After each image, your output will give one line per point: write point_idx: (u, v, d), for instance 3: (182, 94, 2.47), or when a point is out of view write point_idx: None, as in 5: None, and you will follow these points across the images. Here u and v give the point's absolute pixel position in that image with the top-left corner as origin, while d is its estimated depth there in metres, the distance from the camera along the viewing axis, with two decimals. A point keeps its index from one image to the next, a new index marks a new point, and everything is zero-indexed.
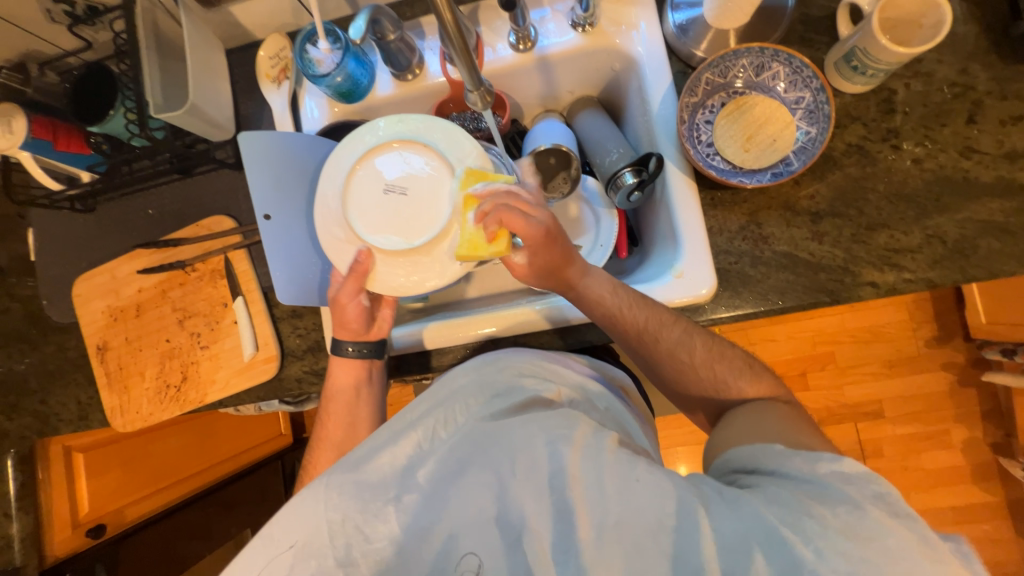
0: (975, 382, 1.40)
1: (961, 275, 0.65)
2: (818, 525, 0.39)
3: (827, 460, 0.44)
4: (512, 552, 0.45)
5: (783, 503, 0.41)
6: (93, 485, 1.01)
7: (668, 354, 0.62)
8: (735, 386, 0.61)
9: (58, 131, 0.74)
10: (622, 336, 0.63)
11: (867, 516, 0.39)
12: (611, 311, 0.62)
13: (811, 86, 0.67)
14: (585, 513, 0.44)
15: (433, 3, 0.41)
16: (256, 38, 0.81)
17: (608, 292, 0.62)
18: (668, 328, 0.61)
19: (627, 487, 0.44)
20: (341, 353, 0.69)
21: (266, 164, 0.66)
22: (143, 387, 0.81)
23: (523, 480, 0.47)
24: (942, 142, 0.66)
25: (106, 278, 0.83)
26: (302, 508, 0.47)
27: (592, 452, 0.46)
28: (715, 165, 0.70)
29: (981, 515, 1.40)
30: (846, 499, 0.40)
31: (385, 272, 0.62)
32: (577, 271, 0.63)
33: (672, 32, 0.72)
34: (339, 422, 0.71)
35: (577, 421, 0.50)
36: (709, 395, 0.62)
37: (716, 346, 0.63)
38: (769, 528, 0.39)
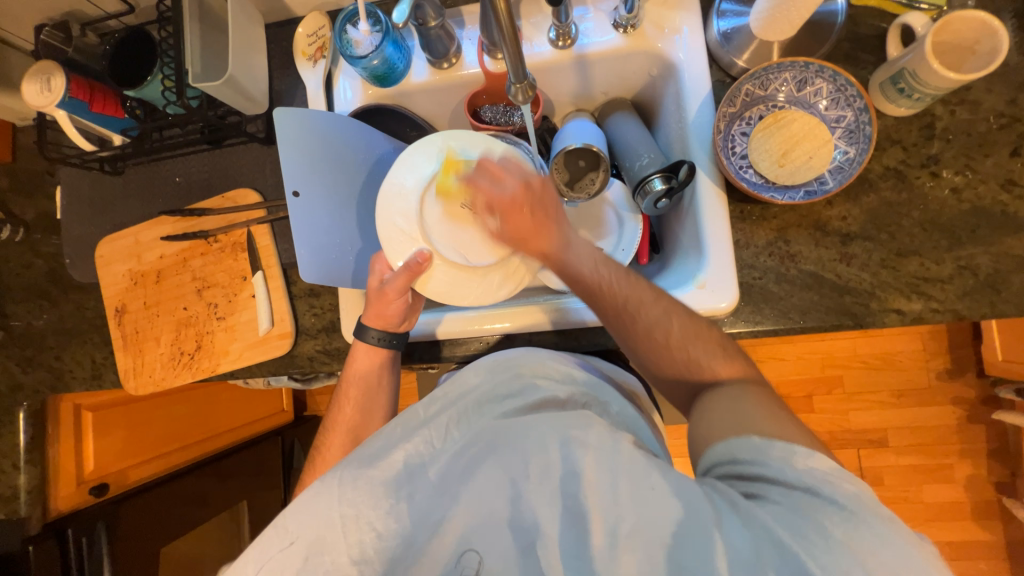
0: (984, 418, 1.38)
1: (990, 310, 0.64)
2: (822, 539, 0.38)
3: (805, 454, 0.43)
4: (524, 557, 0.45)
5: (790, 517, 0.40)
6: (99, 445, 1.03)
7: (645, 332, 0.58)
8: (709, 368, 0.57)
9: (95, 94, 0.75)
10: (601, 312, 0.60)
11: (870, 528, 0.38)
12: (592, 285, 0.60)
13: (853, 105, 0.66)
14: (598, 517, 0.44)
15: None
16: (295, 14, 0.81)
17: (588, 266, 0.60)
18: (648, 305, 0.58)
19: (640, 493, 0.43)
20: (363, 338, 0.69)
21: (298, 142, 0.67)
22: (158, 352, 0.82)
23: (536, 483, 0.47)
24: (983, 173, 0.65)
25: (130, 241, 0.84)
26: (316, 500, 0.47)
27: (606, 454, 0.46)
28: (748, 178, 0.68)
29: (978, 552, 1.38)
30: (845, 507, 0.40)
31: (438, 277, 0.67)
32: (554, 243, 0.61)
33: (715, 40, 0.71)
34: (358, 406, 0.71)
35: (590, 421, 0.50)
36: (683, 374, 0.58)
37: (698, 328, 0.58)
38: (781, 544, 0.39)
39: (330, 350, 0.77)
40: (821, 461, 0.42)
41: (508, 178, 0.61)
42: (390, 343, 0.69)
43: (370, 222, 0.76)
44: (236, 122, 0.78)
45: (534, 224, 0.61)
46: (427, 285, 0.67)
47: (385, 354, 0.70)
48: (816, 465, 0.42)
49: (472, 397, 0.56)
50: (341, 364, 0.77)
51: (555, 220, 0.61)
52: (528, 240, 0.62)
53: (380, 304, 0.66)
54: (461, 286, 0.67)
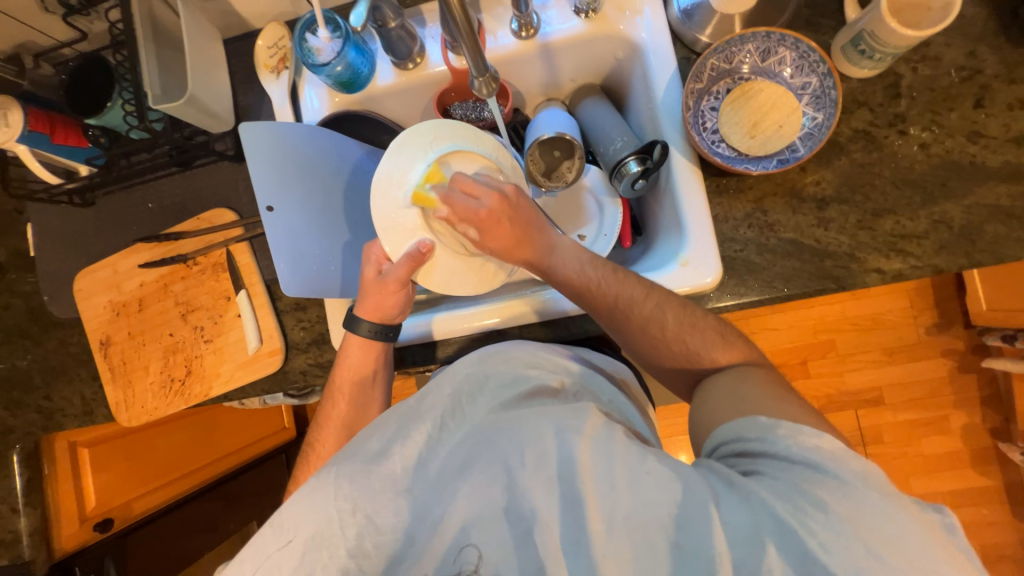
0: (974, 368, 1.41)
1: (967, 260, 0.65)
2: (823, 516, 0.39)
3: (811, 434, 0.44)
4: (523, 545, 0.44)
5: (787, 492, 0.41)
6: (99, 480, 1.01)
7: (639, 328, 0.59)
8: (709, 356, 0.57)
9: (57, 126, 0.74)
10: (595, 312, 0.61)
11: (867, 499, 0.39)
12: (580, 286, 0.61)
13: (817, 71, 0.66)
14: (594, 503, 0.44)
15: None
16: (253, 27, 0.80)
17: (575, 269, 0.62)
18: (639, 302, 0.59)
19: (637, 478, 0.44)
20: (355, 331, 0.67)
21: (267, 154, 0.65)
22: (148, 381, 0.81)
23: (532, 471, 0.47)
24: (949, 126, 0.66)
25: (108, 272, 0.82)
26: (313, 497, 0.47)
27: (601, 442, 0.47)
28: (720, 152, 0.69)
29: (979, 499, 1.41)
30: (844, 481, 0.40)
31: (439, 269, 0.68)
32: (537, 252, 0.63)
33: (677, 18, 0.71)
34: (353, 401, 0.69)
35: (586, 412, 0.51)
36: (682, 364, 0.59)
37: (693, 318, 0.59)
38: (779, 520, 0.40)
39: (322, 362, 0.77)
40: (828, 442, 0.43)
41: (483, 196, 0.63)
42: (385, 335, 0.68)
43: (349, 230, 0.75)
44: (204, 142, 0.77)
45: (514, 236, 0.63)
46: (428, 276, 0.68)
47: (378, 347, 0.69)
48: (824, 445, 0.43)
49: (465, 390, 0.56)
50: None
51: (536, 229, 0.63)
52: (512, 251, 0.64)
53: (380, 295, 0.66)
54: (458, 278, 0.69)
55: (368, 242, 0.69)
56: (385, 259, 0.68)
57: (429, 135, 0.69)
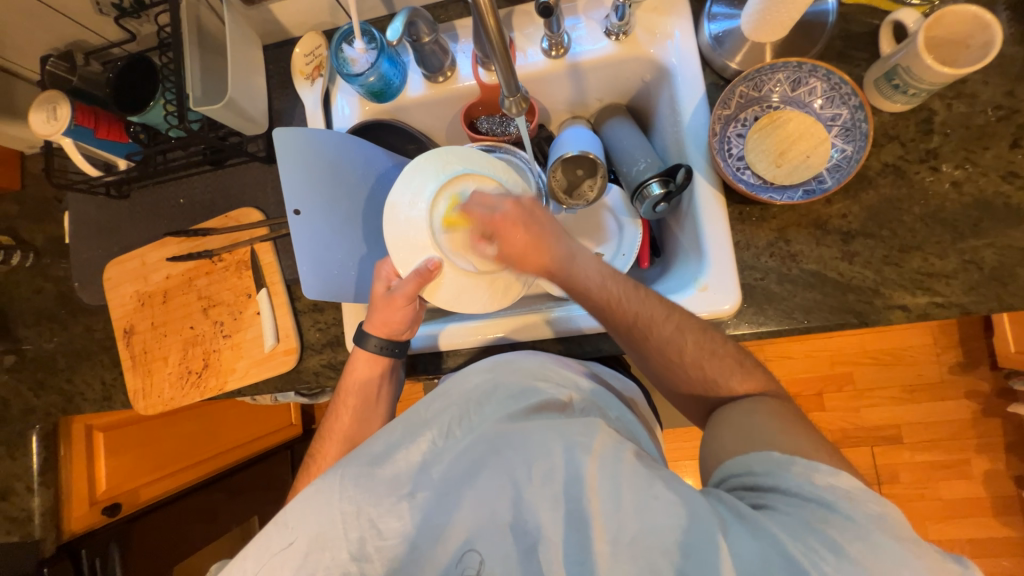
0: (999, 411, 1.36)
1: (998, 304, 0.63)
2: (835, 558, 0.38)
3: (826, 472, 0.42)
4: (525, 559, 0.44)
5: (795, 527, 0.40)
6: (110, 465, 1.04)
7: (657, 350, 0.58)
8: (725, 384, 0.57)
9: (100, 120, 0.76)
10: (614, 329, 0.60)
11: (883, 545, 0.38)
12: (601, 302, 0.59)
13: (848, 103, 0.66)
14: (600, 523, 0.44)
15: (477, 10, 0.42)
16: (292, 35, 0.83)
17: (595, 282, 0.60)
18: (660, 322, 0.58)
19: (643, 502, 0.43)
20: (364, 346, 0.68)
21: (297, 158, 0.68)
22: (166, 372, 0.83)
23: (538, 486, 0.47)
24: (983, 165, 0.64)
25: (136, 263, 0.85)
26: (318, 497, 0.47)
27: (609, 462, 0.46)
28: (745, 179, 0.69)
29: (1000, 549, 1.35)
30: (860, 523, 0.39)
31: (446, 285, 0.66)
32: (557, 257, 0.61)
33: (707, 43, 0.71)
34: (355, 415, 0.71)
35: (594, 428, 0.50)
36: (699, 393, 0.59)
37: (712, 344, 0.58)
38: (786, 553, 0.38)
39: (335, 364, 0.78)
40: (845, 480, 0.42)
41: (498, 204, 0.63)
42: (391, 351, 0.69)
43: (370, 236, 0.76)
44: (237, 143, 0.79)
45: (532, 241, 0.61)
46: (435, 293, 0.66)
47: (384, 363, 0.69)
48: (842, 484, 0.42)
49: (473, 399, 0.56)
50: None
51: (555, 235, 0.62)
52: (529, 258, 0.62)
53: (387, 311, 0.66)
54: (468, 292, 0.66)
55: (380, 259, 0.70)
56: (395, 275, 0.69)
57: (439, 160, 0.67)
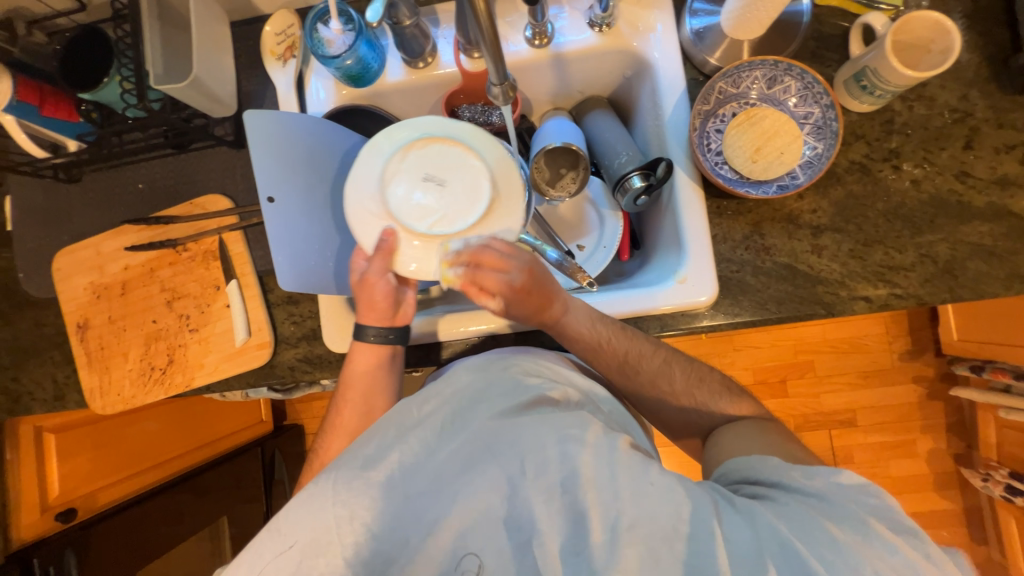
0: (941, 395, 1.47)
1: (949, 294, 0.68)
2: (829, 545, 0.41)
3: (826, 474, 0.47)
4: (520, 554, 0.45)
5: (797, 519, 0.43)
6: (65, 467, 0.99)
7: (650, 382, 0.65)
8: (714, 408, 0.65)
9: (46, 97, 0.71)
10: (605, 367, 0.64)
11: (875, 539, 0.42)
12: (594, 342, 0.63)
13: (821, 102, 0.68)
14: (596, 514, 0.44)
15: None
16: (262, 13, 0.78)
17: (587, 326, 0.63)
18: (649, 357, 0.65)
19: (639, 487, 0.44)
20: (361, 338, 0.65)
21: (270, 144, 0.64)
22: (126, 368, 0.78)
23: (533, 480, 0.46)
24: (939, 165, 0.69)
25: (90, 253, 0.79)
26: (314, 502, 0.45)
27: (603, 452, 0.46)
28: (723, 175, 0.70)
29: (940, 522, 1.47)
30: (854, 517, 0.43)
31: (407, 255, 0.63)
32: (557, 310, 0.62)
33: (689, 38, 0.72)
34: (356, 411, 0.65)
35: (588, 420, 0.50)
36: (690, 417, 0.66)
37: (697, 372, 0.66)
38: (783, 539, 0.42)
39: (311, 358, 0.76)
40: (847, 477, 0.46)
41: (511, 268, 0.59)
42: (392, 338, 0.66)
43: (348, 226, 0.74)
44: (202, 125, 0.75)
45: (541, 304, 0.61)
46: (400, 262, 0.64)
47: (386, 351, 0.66)
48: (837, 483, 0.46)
49: (464, 397, 0.54)
50: (323, 372, 0.75)
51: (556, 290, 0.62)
52: (534, 316, 0.62)
53: (366, 296, 0.64)
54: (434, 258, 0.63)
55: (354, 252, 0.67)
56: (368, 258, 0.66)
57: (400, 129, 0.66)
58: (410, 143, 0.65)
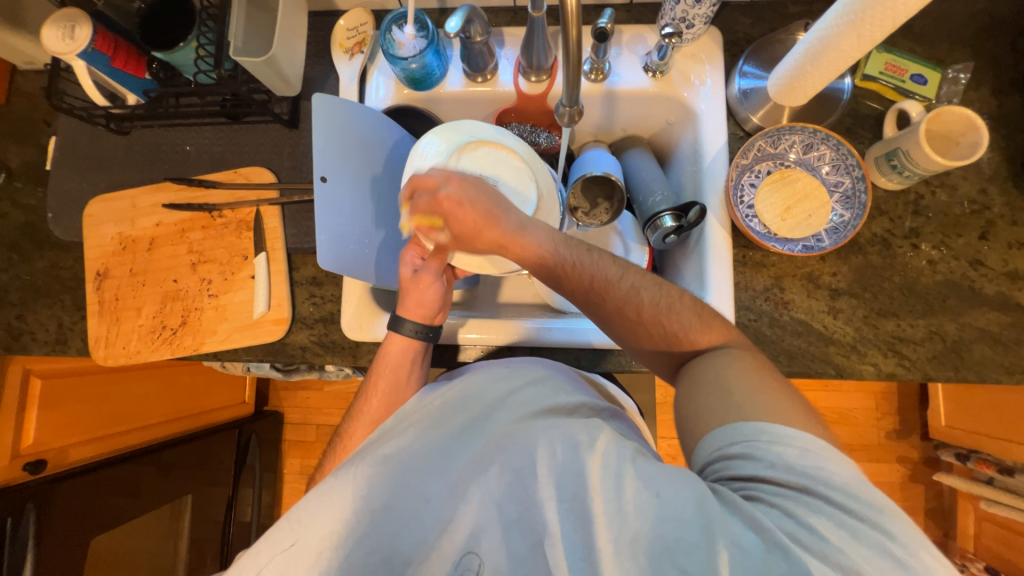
0: (924, 479, 1.48)
1: (954, 373, 0.70)
2: (823, 541, 0.39)
3: (795, 444, 0.43)
4: (529, 561, 0.44)
5: (786, 516, 0.40)
6: (44, 417, 0.96)
7: (615, 309, 0.58)
8: (690, 338, 0.56)
9: (119, 51, 0.72)
10: (571, 293, 0.61)
11: (865, 528, 0.39)
12: (556, 267, 0.60)
13: (852, 174, 0.72)
14: (602, 519, 0.43)
15: (567, 32, 0.45)
16: (337, 7, 0.82)
17: (549, 249, 0.60)
18: (615, 282, 0.59)
19: (646, 499, 0.43)
20: (398, 330, 0.66)
21: (330, 128, 0.66)
22: (136, 323, 0.78)
23: (544, 484, 0.46)
24: (955, 250, 0.72)
25: (125, 204, 0.80)
26: (329, 493, 0.46)
27: (612, 460, 0.46)
28: (753, 227, 0.73)
29: None
30: (842, 509, 0.40)
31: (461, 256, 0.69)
32: (508, 231, 0.60)
33: (735, 95, 0.77)
34: (384, 401, 0.65)
35: (598, 427, 0.50)
36: (666, 349, 0.58)
37: (669, 297, 0.58)
38: (782, 547, 0.39)
39: (324, 342, 0.75)
40: (809, 441, 0.43)
41: (441, 184, 0.61)
42: (426, 335, 0.67)
43: (387, 220, 0.75)
44: (263, 101, 0.77)
45: (482, 218, 0.60)
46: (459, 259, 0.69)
47: (417, 347, 0.67)
48: (805, 457, 0.42)
49: (480, 401, 0.55)
50: (334, 357, 0.75)
51: (502, 208, 0.61)
52: (482, 237, 0.61)
53: (417, 291, 0.66)
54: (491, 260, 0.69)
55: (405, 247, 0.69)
56: (419, 258, 0.69)
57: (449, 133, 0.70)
58: (462, 147, 0.70)
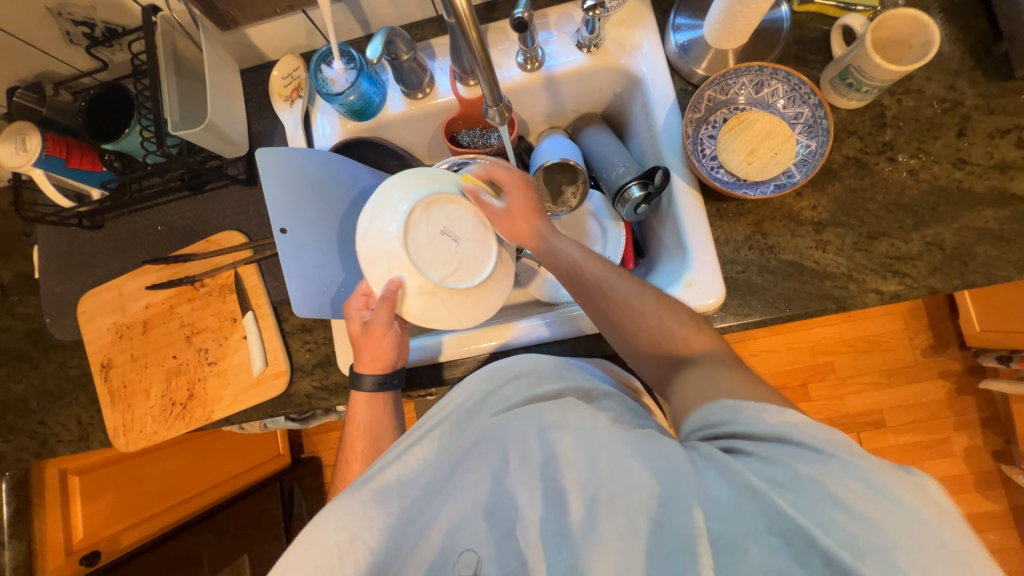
0: (971, 389, 1.42)
1: (961, 281, 0.67)
2: (803, 488, 0.37)
3: (777, 412, 0.42)
4: (507, 542, 0.44)
5: (771, 465, 0.39)
6: (88, 510, 1.00)
7: (618, 308, 0.59)
8: (687, 342, 0.55)
9: (72, 151, 0.76)
10: (579, 293, 0.63)
11: (840, 468, 0.38)
12: (570, 266, 0.64)
13: (809, 102, 0.70)
14: (575, 493, 0.43)
15: (462, 30, 0.45)
16: (269, 59, 0.83)
17: (570, 251, 0.65)
18: (620, 282, 0.61)
19: (616, 464, 0.43)
20: (360, 387, 0.68)
21: (280, 181, 0.67)
22: (148, 406, 0.80)
23: (517, 468, 0.46)
24: (935, 154, 0.69)
25: (113, 294, 0.82)
26: (316, 530, 0.46)
27: (582, 433, 0.46)
28: (720, 178, 0.72)
29: (985, 524, 1.40)
30: (813, 452, 0.39)
31: (418, 304, 0.62)
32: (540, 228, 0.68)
33: (674, 52, 0.75)
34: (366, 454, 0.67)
35: (570, 405, 0.49)
36: (660, 351, 0.56)
37: (669, 301, 0.59)
38: (759, 494, 0.38)
39: (327, 385, 0.77)
40: (792, 414, 0.42)
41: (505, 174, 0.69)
42: (390, 384, 0.69)
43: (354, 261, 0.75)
44: (217, 167, 0.79)
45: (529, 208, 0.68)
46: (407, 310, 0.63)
47: (384, 397, 0.69)
48: (788, 421, 0.42)
49: (463, 407, 0.55)
50: (339, 398, 0.76)
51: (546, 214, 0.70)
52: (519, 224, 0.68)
53: (371, 344, 0.66)
54: (446, 308, 0.63)
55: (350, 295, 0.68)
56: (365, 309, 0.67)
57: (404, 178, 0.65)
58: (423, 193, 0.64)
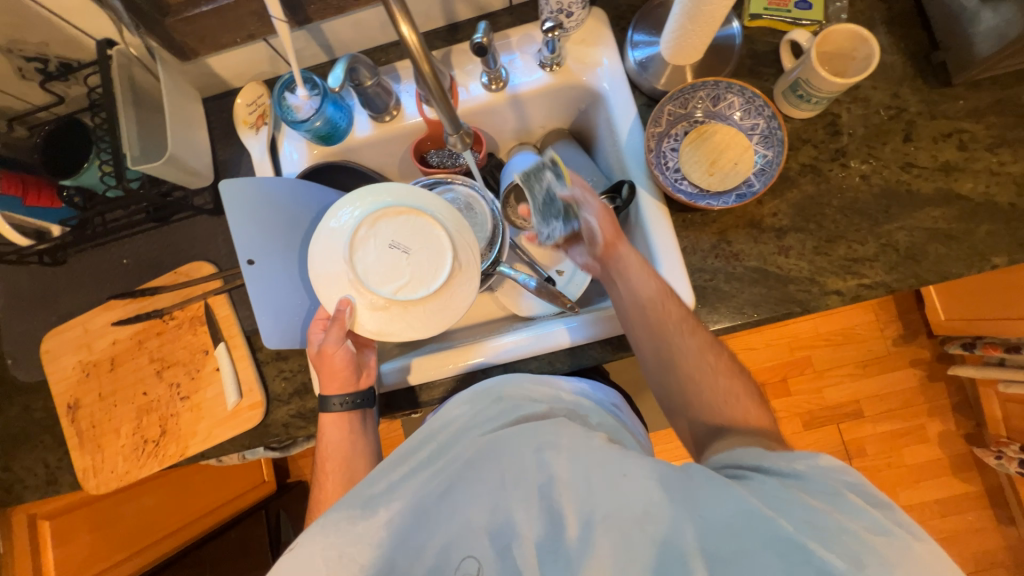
0: (941, 375, 1.47)
1: (915, 279, 0.70)
2: (807, 519, 0.40)
3: (805, 457, 0.45)
4: (502, 561, 0.45)
5: (772, 497, 0.42)
6: (61, 555, 0.95)
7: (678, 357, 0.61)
8: (732, 405, 0.59)
9: (29, 188, 0.73)
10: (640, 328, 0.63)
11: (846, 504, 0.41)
12: (642, 306, 0.63)
13: (763, 114, 0.72)
14: (575, 509, 0.45)
15: (411, 53, 0.45)
16: (232, 86, 0.83)
17: (644, 289, 0.63)
18: (686, 330, 0.62)
19: (616, 482, 0.45)
20: (327, 409, 0.67)
21: (246, 211, 0.67)
22: (119, 445, 0.78)
23: (513, 489, 0.47)
24: (884, 158, 0.72)
25: (78, 332, 0.80)
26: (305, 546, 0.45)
27: (579, 453, 0.48)
28: (683, 189, 0.74)
29: (964, 506, 1.44)
30: (826, 491, 0.42)
31: (370, 321, 0.63)
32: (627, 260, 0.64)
33: (633, 68, 0.77)
34: (338, 480, 0.66)
35: (566, 427, 0.51)
36: (707, 400, 0.60)
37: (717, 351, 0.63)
38: (759, 516, 0.40)
39: (305, 413, 0.76)
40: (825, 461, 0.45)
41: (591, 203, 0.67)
42: (356, 403, 0.68)
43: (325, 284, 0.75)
44: (182, 198, 0.78)
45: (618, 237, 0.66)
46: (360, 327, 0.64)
47: (353, 417, 0.68)
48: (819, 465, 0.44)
49: (452, 427, 0.55)
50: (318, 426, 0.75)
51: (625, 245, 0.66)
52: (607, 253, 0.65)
53: (327, 363, 0.66)
54: (397, 322, 0.63)
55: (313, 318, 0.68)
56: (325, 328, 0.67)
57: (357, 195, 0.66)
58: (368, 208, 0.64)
